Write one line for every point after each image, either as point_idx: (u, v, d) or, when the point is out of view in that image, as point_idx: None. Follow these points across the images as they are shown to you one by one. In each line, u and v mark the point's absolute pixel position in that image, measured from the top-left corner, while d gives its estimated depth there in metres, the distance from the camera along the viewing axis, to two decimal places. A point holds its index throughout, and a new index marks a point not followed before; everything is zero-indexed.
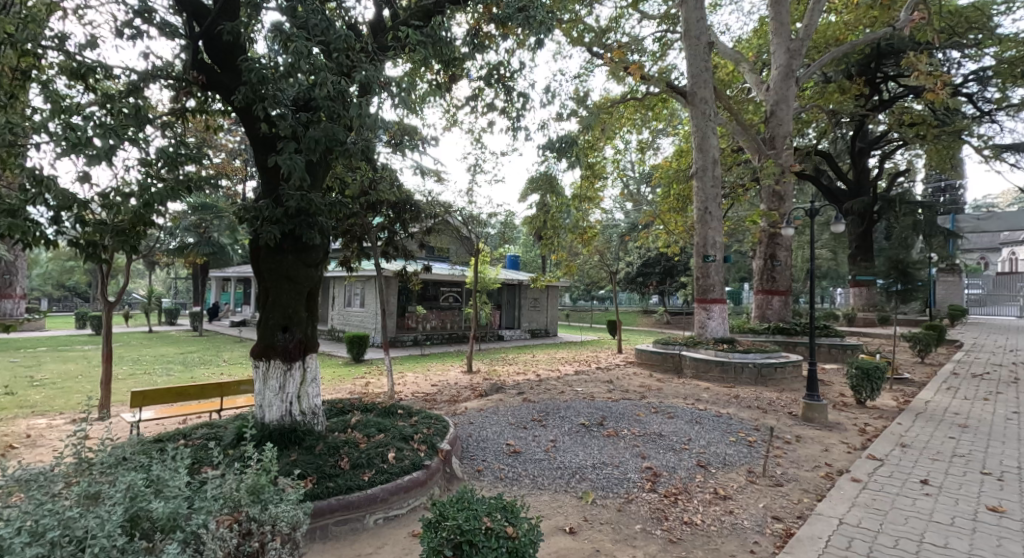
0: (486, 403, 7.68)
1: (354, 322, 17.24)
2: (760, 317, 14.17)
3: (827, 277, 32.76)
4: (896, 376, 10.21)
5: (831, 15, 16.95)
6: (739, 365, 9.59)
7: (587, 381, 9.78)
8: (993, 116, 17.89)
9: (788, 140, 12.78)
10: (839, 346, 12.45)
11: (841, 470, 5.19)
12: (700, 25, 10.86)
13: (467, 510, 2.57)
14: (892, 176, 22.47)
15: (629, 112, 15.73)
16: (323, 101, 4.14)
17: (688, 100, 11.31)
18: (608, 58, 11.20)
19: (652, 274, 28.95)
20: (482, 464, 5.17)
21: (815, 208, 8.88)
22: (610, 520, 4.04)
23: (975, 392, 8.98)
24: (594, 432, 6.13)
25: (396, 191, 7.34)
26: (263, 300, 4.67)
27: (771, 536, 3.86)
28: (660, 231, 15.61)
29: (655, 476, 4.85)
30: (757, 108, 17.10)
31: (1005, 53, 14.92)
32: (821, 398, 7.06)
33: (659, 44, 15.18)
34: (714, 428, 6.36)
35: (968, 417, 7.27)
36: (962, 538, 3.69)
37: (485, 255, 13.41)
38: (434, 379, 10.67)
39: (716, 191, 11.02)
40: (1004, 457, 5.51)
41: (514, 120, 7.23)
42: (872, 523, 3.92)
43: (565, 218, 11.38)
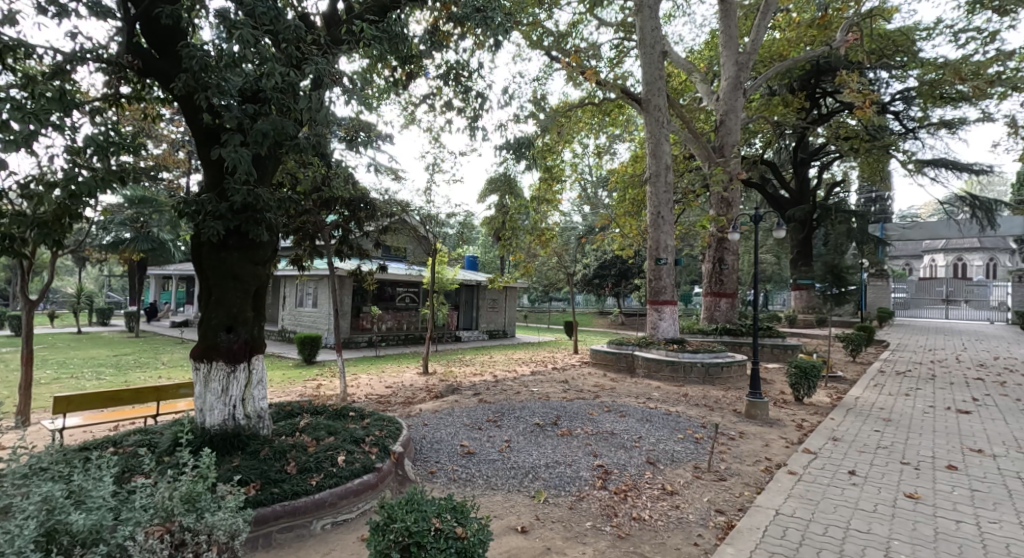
0: (441, 405, 7.62)
1: (305, 323, 16.73)
2: (708, 317, 14.67)
3: (771, 281, 34.44)
4: (831, 374, 10.84)
5: (776, 32, 17.79)
6: (688, 364, 9.93)
7: (542, 382, 9.88)
8: (916, 133, 19.31)
9: (736, 149, 13.29)
10: (780, 346, 13.09)
11: (779, 464, 5.46)
12: (654, 34, 11.16)
13: (417, 511, 2.55)
14: (829, 186, 23.84)
15: (586, 116, 15.99)
16: (271, 93, 4.00)
17: (642, 107, 11.61)
18: (565, 63, 11.36)
19: (608, 276, 29.55)
20: (435, 466, 5.13)
21: (760, 215, 9.31)
22: (562, 518, 4.10)
23: (899, 389, 9.67)
24: (548, 431, 6.19)
25: (350, 189, 7.13)
26: (206, 299, 4.46)
27: (714, 529, 4.00)
28: (616, 234, 15.95)
29: (606, 474, 4.94)
30: (708, 117, 17.76)
31: (927, 75, 16.11)
32: (763, 396, 7.38)
33: (615, 51, 15.53)
34: (664, 426, 6.55)
35: (892, 411, 7.82)
36: (883, 524, 3.95)
37: (443, 255, 13.34)
38: (389, 381, 10.50)
39: (668, 196, 11.36)
40: (921, 447, 5.96)
41: (471, 120, 7.24)
42: (804, 513, 4.15)
43: (524, 219, 11.51)
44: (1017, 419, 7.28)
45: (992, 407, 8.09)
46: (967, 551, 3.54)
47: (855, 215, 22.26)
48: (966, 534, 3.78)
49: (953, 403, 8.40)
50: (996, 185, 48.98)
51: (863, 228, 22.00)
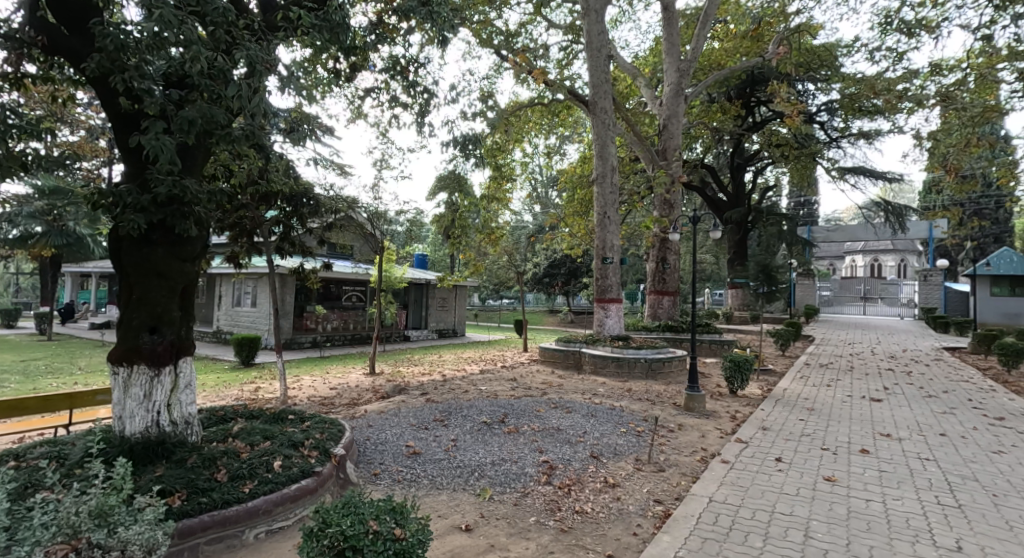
0: (387, 406, 7.46)
1: (243, 323, 15.96)
2: (652, 315, 15.14)
3: (711, 279, 36.01)
4: (763, 368, 11.48)
5: (714, 41, 18.58)
6: (632, 360, 10.23)
7: (491, 380, 9.89)
8: (839, 143, 20.72)
9: (678, 152, 13.75)
10: (718, 342, 13.73)
11: (713, 453, 5.72)
12: (601, 38, 11.41)
13: (354, 514, 2.48)
14: (763, 190, 25.18)
15: (536, 116, 16.12)
16: (199, 79, 3.77)
17: (589, 109, 11.81)
18: (514, 62, 11.39)
19: (558, 275, 29.92)
20: (379, 468, 5.01)
21: (698, 216, 9.69)
22: (507, 515, 4.11)
23: (823, 380, 10.36)
24: (495, 429, 6.19)
25: (290, 183, 6.83)
26: (126, 298, 4.15)
27: (652, 518, 4.14)
28: (566, 233, 16.07)
29: (551, 470, 5.00)
30: (652, 120, 18.34)
31: (847, 89, 17.38)
32: (701, 389, 7.70)
33: (564, 53, 15.76)
34: (608, 421, 6.72)
35: (815, 401, 8.39)
36: (805, 506, 4.22)
37: (390, 252, 13.08)
38: (332, 382, 10.16)
39: (614, 197, 11.61)
40: (839, 433, 6.43)
41: (418, 116, 7.14)
42: (734, 499, 4.36)
43: (474, 217, 11.51)
44: (920, 405, 8.01)
45: (900, 395, 8.84)
46: (874, 526, 3.84)
47: (786, 218, 23.63)
48: (875, 511, 4.10)
49: (869, 392, 9.10)
50: (907, 192, 53.39)
51: (792, 230, 23.40)
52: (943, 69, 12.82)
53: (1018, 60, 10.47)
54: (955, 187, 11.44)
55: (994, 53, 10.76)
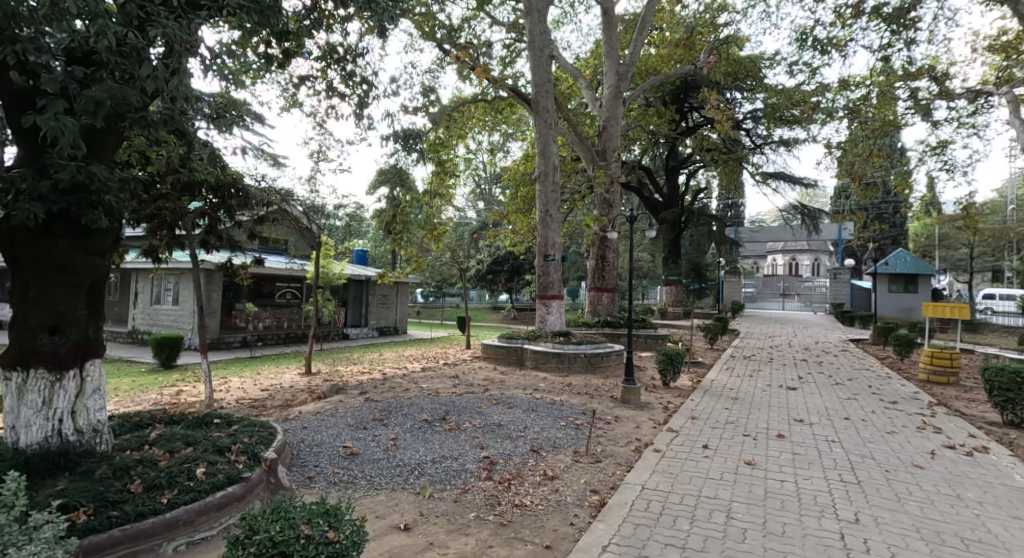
0: (323, 406, 7.22)
1: (163, 322, 14.90)
2: (591, 311, 15.52)
3: (647, 277, 37.37)
4: (693, 360, 12.09)
5: (651, 47, 19.21)
6: (572, 355, 10.45)
7: (432, 377, 9.79)
8: (763, 149, 22.07)
9: (616, 153, 14.13)
10: (652, 336, 14.31)
11: (647, 443, 5.95)
12: (543, 38, 11.52)
13: (285, 519, 2.39)
14: (695, 192, 26.39)
15: (479, 112, 16.04)
16: (108, 56, 3.45)
17: (532, 108, 11.91)
18: (456, 57, 11.26)
19: (501, 271, 29.95)
20: (314, 470, 4.83)
21: (635, 216, 10.01)
22: (447, 512, 4.09)
23: (747, 371, 11.05)
24: (435, 427, 6.14)
25: (217, 172, 6.43)
26: (21, 297, 3.76)
27: (589, 508, 4.25)
28: (508, 230, 16.41)
29: (491, 465, 5.03)
30: (592, 121, 18.74)
31: (770, 99, 18.53)
32: (636, 382, 7.98)
33: (507, 51, 15.80)
34: (548, 415, 6.83)
35: (740, 391, 8.93)
36: (727, 489, 4.48)
37: (327, 247, 12.64)
38: (264, 383, 9.69)
39: (556, 195, 11.76)
40: (760, 420, 6.89)
41: (356, 107, 6.92)
42: (665, 485, 4.57)
43: (416, 213, 11.32)
44: (829, 392, 8.72)
45: (813, 383, 9.59)
46: (788, 505, 4.14)
47: (716, 219, 24.92)
48: (790, 491, 4.41)
49: (787, 381, 9.79)
50: (821, 197, 57.73)
51: (721, 231, 24.72)
52: (850, 85, 13.95)
53: (912, 80, 11.58)
54: (859, 193, 12.50)
55: (892, 72, 11.85)
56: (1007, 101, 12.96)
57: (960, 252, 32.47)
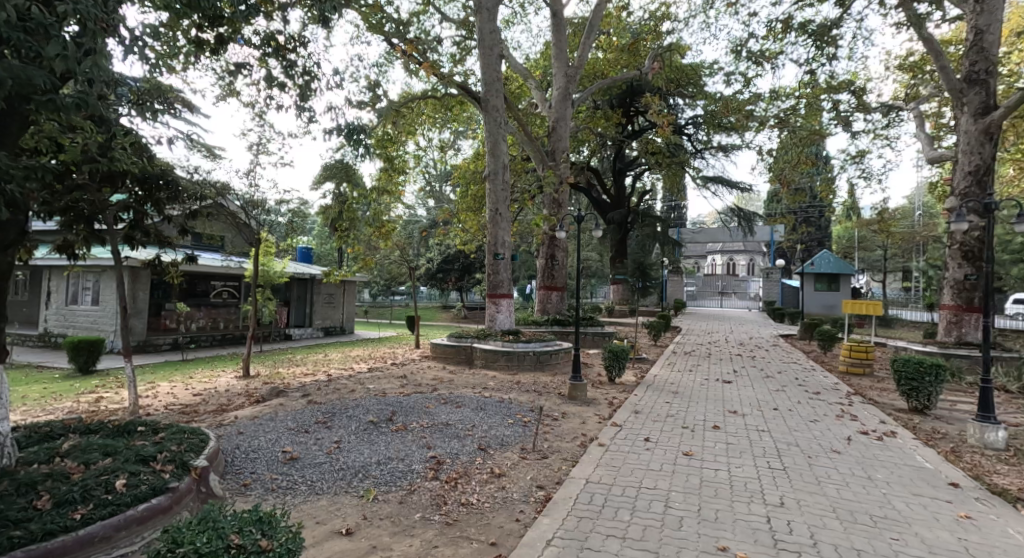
0: (261, 410, 6.92)
1: (81, 324, 13.79)
2: (541, 309, 15.67)
3: (595, 276, 38.15)
4: (638, 357, 12.45)
5: (598, 51, 19.60)
6: (521, 353, 10.52)
7: (379, 378, 9.58)
8: (703, 154, 23.01)
9: (565, 154, 14.31)
10: (599, 334, 14.64)
11: (592, 438, 6.08)
12: (493, 36, 11.50)
13: (213, 530, 2.26)
14: (641, 193, 27.16)
15: (429, 109, 15.84)
16: (10, 32, 3.14)
17: (481, 106, 11.86)
18: (403, 52, 11.05)
19: (452, 270, 29.66)
20: (250, 477, 4.61)
21: (582, 216, 10.18)
22: (391, 514, 4.01)
23: (688, 366, 11.50)
24: (381, 428, 6.02)
25: (144, 162, 6.02)
26: None
27: (534, 503, 4.29)
28: (458, 228, 16.31)
29: (438, 465, 4.98)
30: (542, 122, 18.91)
31: (708, 105, 19.36)
32: (583, 378, 8.13)
33: (457, 48, 15.68)
34: (496, 413, 6.84)
35: (681, 385, 9.28)
36: (667, 479, 4.65)
37: (268, 244, 12.11)
38: (196, 387, 9.16)
39: (506, 194, 11.77)
40: (698, 413, 7.19)
41: (299, 99, 6.66)
42: (609, 478, 4.68)
43: (362, 210, 11.03)
44: (761, 384, 9.23)
45: (748, 376, 10.11)
46: (722, 492, 4.33)
47: (660, 220, 25.78)
48: (724, 479, 4.63)
49: (725, 375, 10.28)
50: (755, 201, 61.01)
51: (665, 231, 25.61)
52: (780, 96, 14.79)
53: (835, 93, 12.43)
54: (788, 198, 13.28)
55: (818, 85, 12.67)
56: (915, 116, 14.15)
57: (876, 253, 35.20)
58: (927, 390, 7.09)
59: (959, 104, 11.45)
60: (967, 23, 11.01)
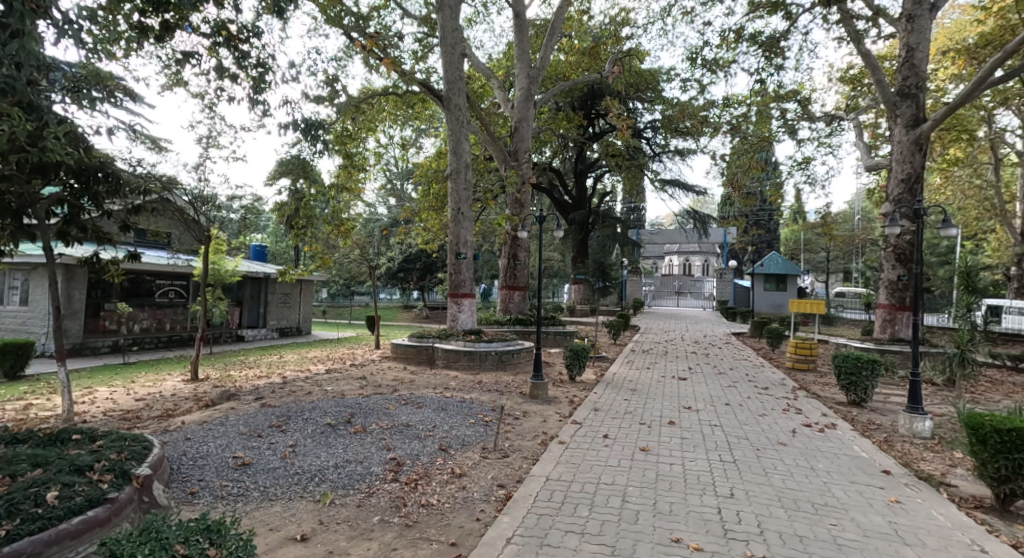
0: (211, 414, 6.67)
1: (8, 325, 12.92)
2: (503, 309, 15.70)
3: (557, 275, 38.52)
4: (598, 355, 12.67)
5: (560, 54, 19.81)
6: (483, 353, 10.52)
7: (337, 380, 9.38)
8: (661, 157, 23.60)
9: (527, 154, 14.39)
10: (560, 333, 14.81)
11: (552, 436, 6.16)
12: (455, 35, 11.44)
13: (155, 540, 2.17)
14: (601, 195, 27.61)
15: (390, 106, 15.62)
16: None
17: (443, 104, 11.78)
18: (363, 47, 10.84)
19: (413, 270, 29.29)
20: (198, 485, 4.44)
21: (544, 216, 10.27)
22: (348, 518, 3.95)
23: (646, 364, 11.78)
24: (339, 430, 5.91)
25: (81, 153, 5.69)
26: None
27: (495, 502, 4.32)
28: (420, 227, 16.14)
29: (398, 466, 4.94)
30: (505, 122, 18.95)
31: (666, 110, 19.89)
32: (544, 377, 8.21)
33: (419, 45, 15.53)
34: (457, 413, 6.83)
35: (639, 383, 9.51)
36: (623, 475, 4.76)
37: (219, 241, 11.64)
38: (140, 392, 8.72)
39: (468, 193, 11.74)
40: (655, 409, 7.39)
41: (252, 91, 6.45)
42: (568, 475, 4.76)
43: (320, 207, 10.77)
44: (715, 381, 9.57)
45: (702, 373, 10.46)
46: (675, 486, 4.47)
47: (620, 221, 26.28)
48: (678, 473, 4.78)
49: (680, 372, 10.60)
50: (710, 204, 63.07)
51: (624, 232, 26.12)
52: (732, 103, 15.34)
53: (782, 102, 13.02)
54: (741, 201, 13.80)
55: (767, 94, 13.23)
56: (855, 126, 14.97)
57: (820, 254, 37.05)
58: (863, 384, 7.53)
59: (893, 115, 12.22)
60: (899, 41, 11.73)
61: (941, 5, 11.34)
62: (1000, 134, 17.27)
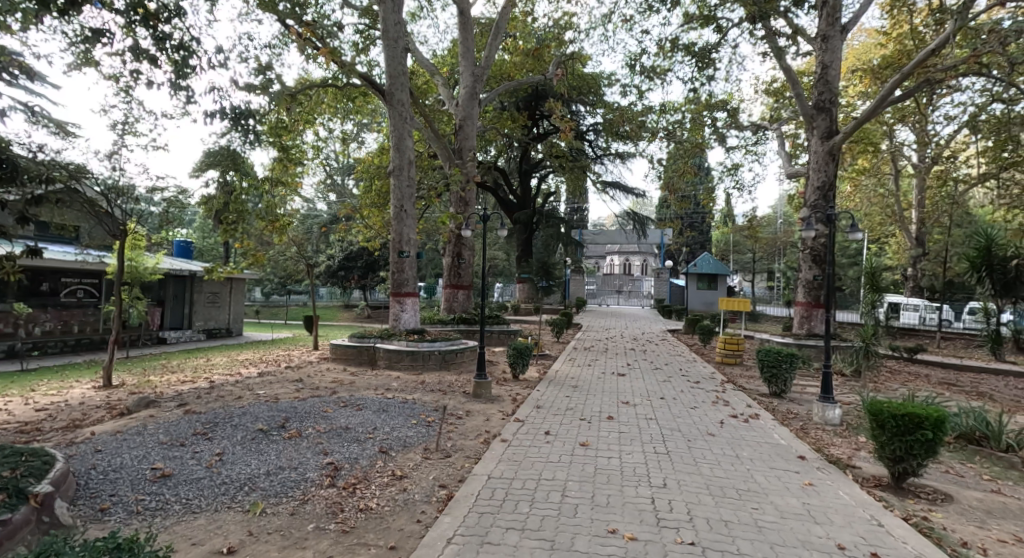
0: (128, 423, 6.19)
1: None
2: (447, 308, 15.55)
3: (502, 275, 38.65)
4: (541, 353, 12.84)
5: (505, 54, 19.90)
6: (426, 352, 10.41)
7: (271, 383, 8.98)
8: (603, 159, 24.19)
9: (472, 153, 14.34)
10: (504, 332, 14.87)
11: (495, 434, 6.19)
12: (397, 29, 11.22)
13: None
14: (545, 195, 27.94)
15: (329, 99, 15.10)
16: None
17: (385, 99, 11.52)
18: (299, 35, 10.40)
19: (354, 268, 28.47)
20: (110, 501, 4.12)
21: (489, 215, 10.26)
22: (280, 527, 3.80)
23: (587, 361, 12.05)
24: (272, 436, 5.67)
25: None
26: None
27: (435, 502, 4.29)
28: (361, 224, 15.71)
29: (335, 471, 4.80)
30: (449, 119, 18.79)
31: (607, 114, 20.43)
32: (487, 376, 8.22)
33: (360, 37, 15.11)
34: (399, 414, 6.73)
35: (579, 379, 9.74)
36: (564, 470, 4.86)
37: (138, 236, 10.82)
38: (44, 401, 7.96)
39: (411, 190, 11.54)
40: (595, 405, 7.59)
41: (176, 76, 6.04)
42: (510, 473, 4.81)
43: (252, 202, 10.25)
44: (651, 376, 9.95)
45: (639, 369, 10.86)
46: (612, 478, 4.62)
47: (563, 221, 26.73)
48: (614, 466, 4.94)
49: (619, 368, 10.95)
50: (648, 206, 65.43)
51: (568, 232, 26.60)
52: (669, 110, 15.96)
53: (714, 110, 13.70)
54: (676, 204, 14.40)
55: (700, 103, 13.89)
56: (779, 136, 15.99)
57: (748, 255, 39.32)
58: (783, 376, 8.08)
59: (811, 127, 13.14)
60: (815, 58, 12.62)
61: (850, 27, 12.30)
62: (901, 148, 19.01)
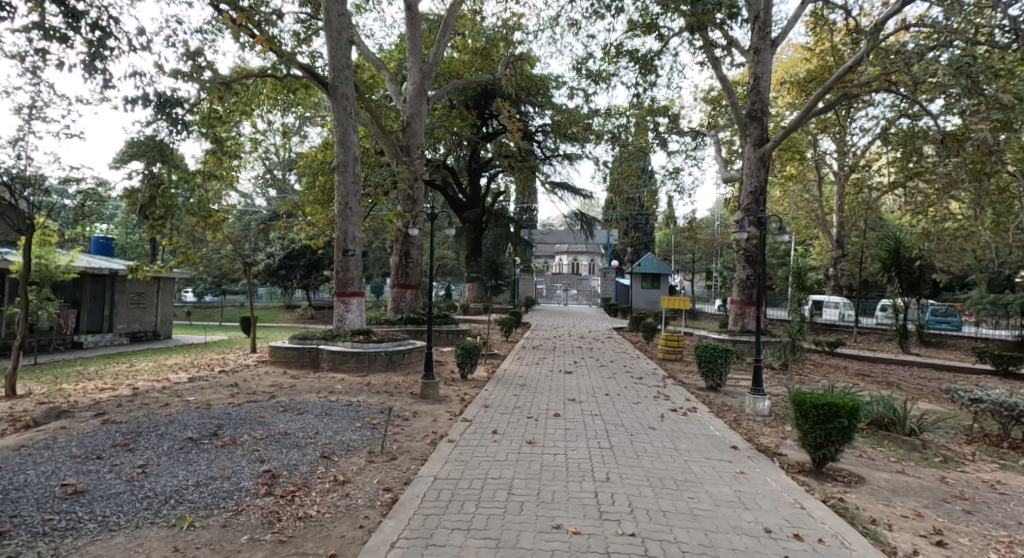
0: (36, 436, 5.67)
1: None
2: (395, 308, 15.25)
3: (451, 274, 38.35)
4: (489, 352, 12.84)
5: (454, 51, 19.77)
6: (372, 353, 10.16)
7: (203, 388, 8.49)
8: (551, 160, 24.42)
9: (420, 150, 14.13)
10: (453, 331, 14.75)
11: (442, 435, 6.13)
12: (341, 21, 10.87)
13: None
14: (495, 194, 27.97)
15: (269, 91, 14.48)
16: None
17: (329, 92, 11.14)
18: (235, 22, 9.88)
19: (296, 267, 27.40)
20: (12, 522, 3.75)
21: (436, 213, 10.14)
22: (210, 541, 3.59)
23: (534, 360, 12.15)
24: (204, 444, 5.36)
25: None
26: None
27: (379, 506, 4.19)
28: (303, 222, 15.12)
29: (272, 479, 4.59)
30: (396, 116, 18.44)
31: (554, 116, 20.69)
32: (434, 376, 8.12)
33: (302, 27, 14.58)
34: (342, 418, 6.54)
35: (527, 378, 9.80)
36: (510, 468, 4.88)
37: (48, 231, 9.94)
38: None
39: (357, 187, 11.21)
40: (542, 403, 7.66)
41: (93, 58, 5.59)
42: (456, 473, 4.77)
43: (183, 196, 9.65)
44: (597, 373, 10.16)
45: (585, 366, 11.07)
46: (557, 475, 4.68)
47: (512, 221, 26.84)
48: (560, 463, 5.00)
49: (567, 366, 11.13)
50: (595, 207, 66.92)
51: (517, 232, 26.74)
52: (614, 114, 16.38)
53: (656, 115, 14.16)
54: (622, 206, 14.77)
55: (644, 108, 14.31)
56: (717, 142, 16.75)
57: (688, 256, 40.98)
58: (719, 371, 8.46)
59: (745, 134, 13.83)
60: (748, 69, 13.30)
61: (780, 41, 13.06)
62: (824, 156, 20.41)
